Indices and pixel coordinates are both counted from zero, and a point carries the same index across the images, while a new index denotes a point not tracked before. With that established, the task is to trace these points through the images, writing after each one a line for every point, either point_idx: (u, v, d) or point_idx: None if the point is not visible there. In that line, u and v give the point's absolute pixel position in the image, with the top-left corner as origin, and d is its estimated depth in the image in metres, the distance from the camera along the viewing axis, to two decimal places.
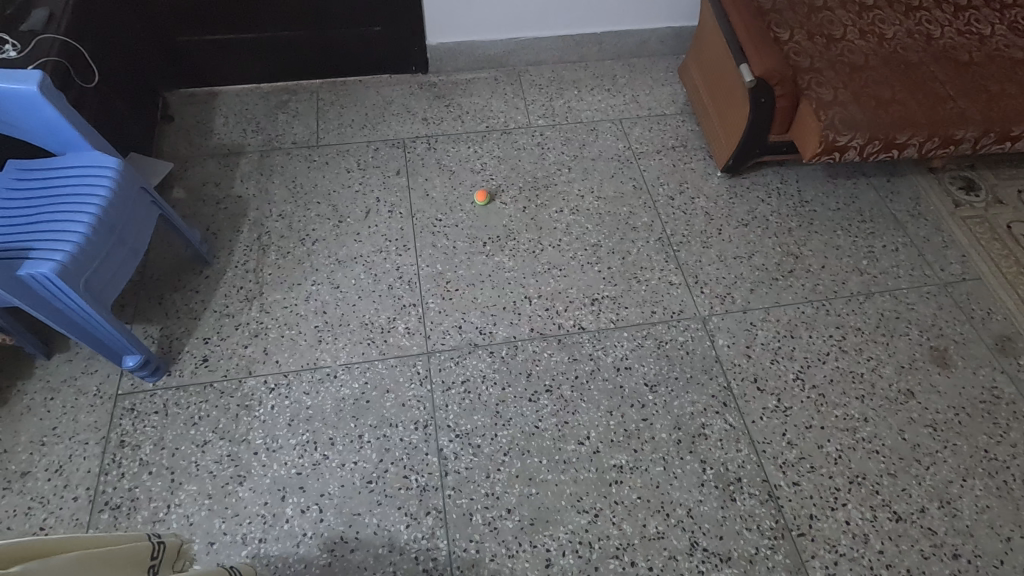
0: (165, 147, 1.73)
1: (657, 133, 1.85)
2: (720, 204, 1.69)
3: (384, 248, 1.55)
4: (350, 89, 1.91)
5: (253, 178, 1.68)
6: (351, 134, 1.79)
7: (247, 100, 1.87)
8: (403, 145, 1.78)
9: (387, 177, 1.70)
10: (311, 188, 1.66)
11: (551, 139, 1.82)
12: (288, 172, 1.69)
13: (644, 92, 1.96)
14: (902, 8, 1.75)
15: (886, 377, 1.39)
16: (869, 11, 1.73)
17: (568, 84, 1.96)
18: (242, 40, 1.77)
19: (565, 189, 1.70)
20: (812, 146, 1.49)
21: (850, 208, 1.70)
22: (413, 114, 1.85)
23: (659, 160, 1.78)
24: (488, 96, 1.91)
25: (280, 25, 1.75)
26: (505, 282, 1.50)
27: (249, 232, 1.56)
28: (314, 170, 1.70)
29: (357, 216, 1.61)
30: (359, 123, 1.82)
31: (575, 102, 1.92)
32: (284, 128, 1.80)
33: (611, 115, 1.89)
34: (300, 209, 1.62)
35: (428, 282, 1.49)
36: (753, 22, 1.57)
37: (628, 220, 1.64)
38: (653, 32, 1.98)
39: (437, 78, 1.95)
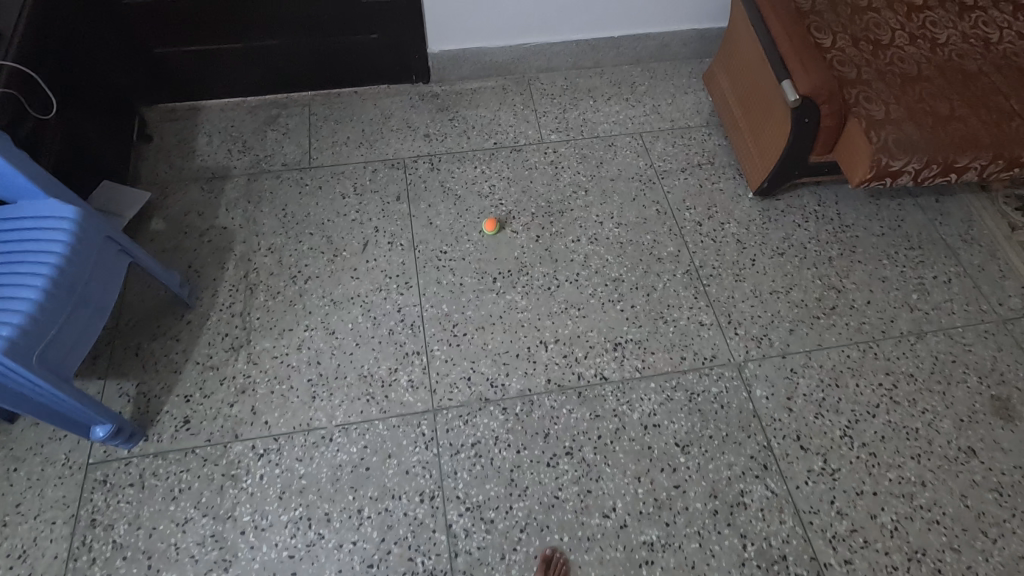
0: (142, 171, 1.57)
1: (682, 148, 1.69)
2: (753, 231, 1.53)
3: (384, 286, 1.40)
4: (345, 102, 1.75)
5: (239, 206, 1.52)
6: (345, 155, 1.63)
7: (233, 115, 1.71)
8: (404, 165, 1.62)
9: (387, 203, 1.55)
10: (302, 217, 1.51)
11: (565, 156, 1.66)
12: (277, 199, 1.54)
13: (666, 101, 1.79)
14: (956, 8, 1.57)
15: (944, 433, 1.25)
16: (919, 13, 1.56)
17: (583, 93, 1.80)
18: (224, 51, 1.60)
19: (582, 215, 1.54)
20: (862, 170, 1.33)
21: (896, 233, 1.54)
22: (415, 129, 1.69)
23: (684, 180, 1.62)
24: (496, 108, 1.75)
25: (267, 34, 1.59)
26: (518, 325, 1.36)
27: (235, 269, 1.42)
28: (306, 195, 1.55)
29: (354, 248, 1.46)
30: (355, 140, 1.66)
31: (591, 113, 1.76)
32: (273, 147, 1.64)
33: (630, 128, 1.73)
34: (290, 241, 1.47)
35: (433, 325, 1.35)
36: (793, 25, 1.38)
37: (652, 250, 1.49)
38: (676, 35, 1.80)
39: (440, 88, 1.79)
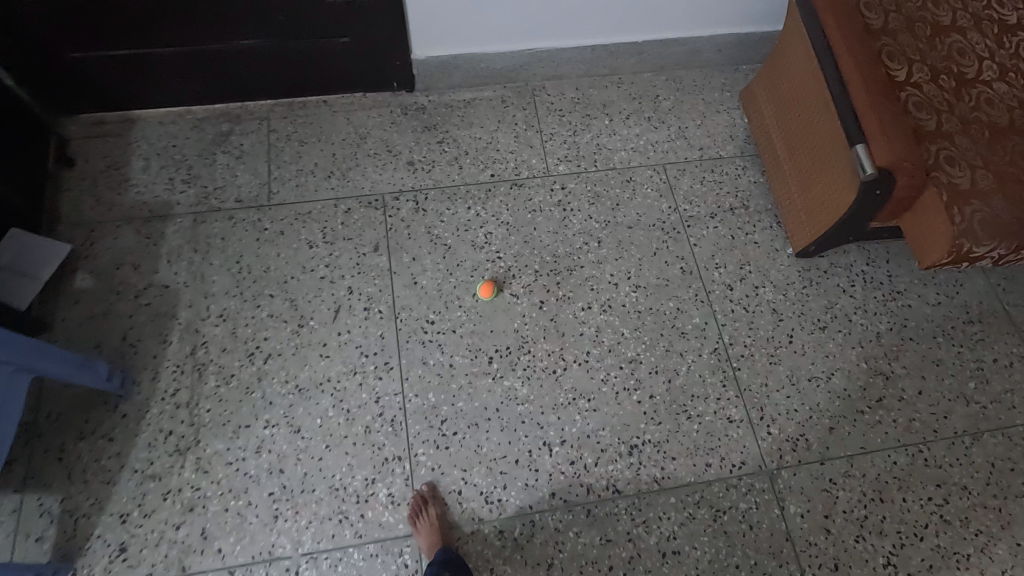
0: (62, 206, 1.29)
1: (712, 187, 1.44)
2: (791, 298, 1.32)
3: (360, 368, 1.18)
4: (311, 115, 1.45)
5: (184, 257, 1.26)
6: (313, 188, 1.36)
7: (175, 130, 1.40)
8: (383, 204, 1.35)
9: (362, 254, 1.29)
10: (261, 272, 1.26)
11: (574, 195, 1.40)
12: (230, 248, 1.28)
13: (695, 122, 1.51)
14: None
15: (997, 561, 1.10)
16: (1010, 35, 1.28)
17: (596, 109, 1.51)
18: (155, 54, 1.28)
19: (594, 273, 1.31)
20: (935, 253, 1.10)
21: (954, 303, 1.34)
22: (396, 155, 1.41)
23: (714, 230, 1.38)
24: (494, 128, 1.46)
25: (207, 36, 1.27)
26: (518, 421, 1.16)
27: (180, 344, 1.18)
28: (265, 243, 1.29)
29: (324, 317, 1.23)
30: (324, 169, 1.38)
31: (605, 137, 1.48)
32: (223, 176, 1.36)
33: (652, 158, 1.46)
34: (247, 306, 1.23)
35: (418, 421, 1.14)
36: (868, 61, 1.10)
37: (674, 322, 1.28)
38: (710, 40, 1.51)
39: (426, 99, 1.48)
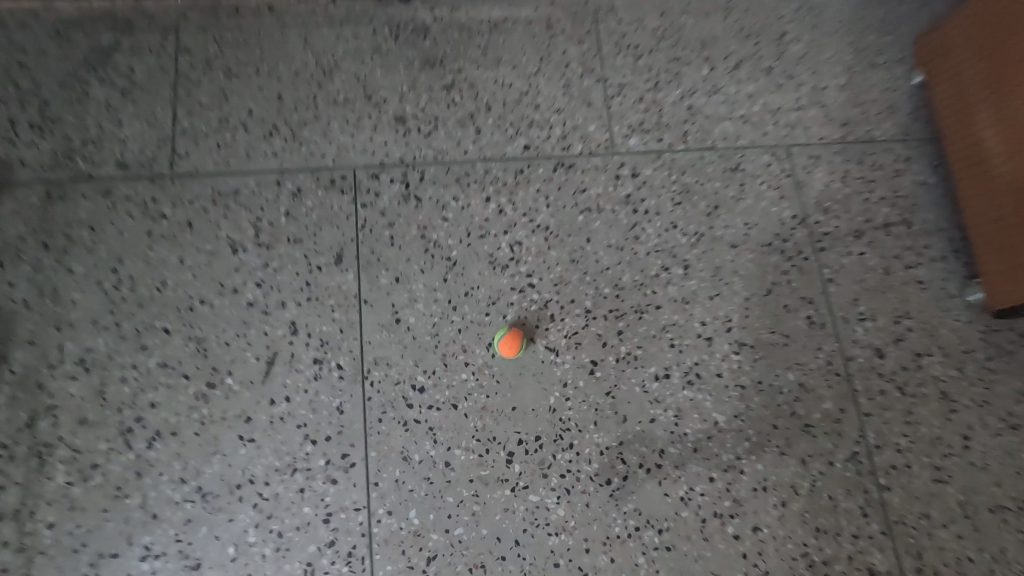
0: None
1: (860, 187, 0.93)
2: (972, 376, 0.86)
3: (304, 463, 0.75)
4: (246, 28, 0.92)
5: (27, 257, 0.79)
6: (242, 152, 0.86)
7: (24, 38, 0.87)
8: (354, 186, 0.86)
9: (316, 269, 0.82)
10: (151, 291, 0.79)
11: (651, 189, 0.90)
12: (103, 247, 0.80)
13: (838, 81, 0.99)
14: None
15: None
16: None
17: (691, 50, 0.98)
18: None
19: (676, 320, 0.85)
20: None
21: None
22: (379, 104, 0.90)
23: (861, 257, 0.90)
24: (532, 70, 0.94)
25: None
26: (548, 564, 0.74)
27: (12, 410, 0.73)
28: (160, 241, 0.81)
29: (249, 372, 0.77)
30: (261, 122, 0.87)
31: (702, 95, 0.96)
32: (99, 122, 0.85)
33: (771, 136, 0.95)
34: (125, 348, 0.77)
35: (391, 558, 0.73)
36: None
37: (793, 407, 0.83)
38: None
39: (429, 14, 0.95)
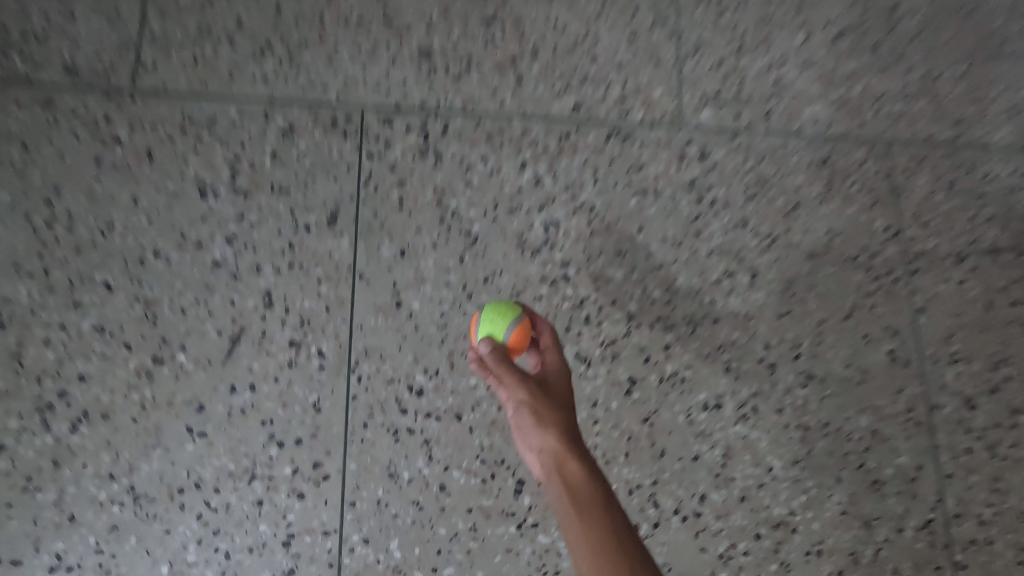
0: None
1: (965, 203, 0.78)
2: None
3: (266, 471, 0.60)
4: None
5: None
6: (223, 72, 0.68)
7: None
8: (358, 131, 0.69)
9: (303, 231, 0.66)
10: (94, 235, 0.63)
11: (722, 175, 0.74)
12: (38, 173, 0.64)
13: (953, 71, 0.82)
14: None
15: None
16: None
17: (790, 8, 0.80)
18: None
19: (735, 340, 0.70)
20: None
21: None
22: (400, 33, 0.72)
23: (959, 286, 0.75)
24: (593, 10, 0.76)
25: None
26: None
27: None
28: (111, 173, 0.64)
29: (206, 350, 0.62)
30: (251, 37, 0.70)
31: (792, 68, 0.79)
32: (47, 13, 0.67)
33: (868, 130, 0.79)
34: (53, 301, 0.61)
35: None
36: None
37: (863, 459, 0.69)
38: None
39: None
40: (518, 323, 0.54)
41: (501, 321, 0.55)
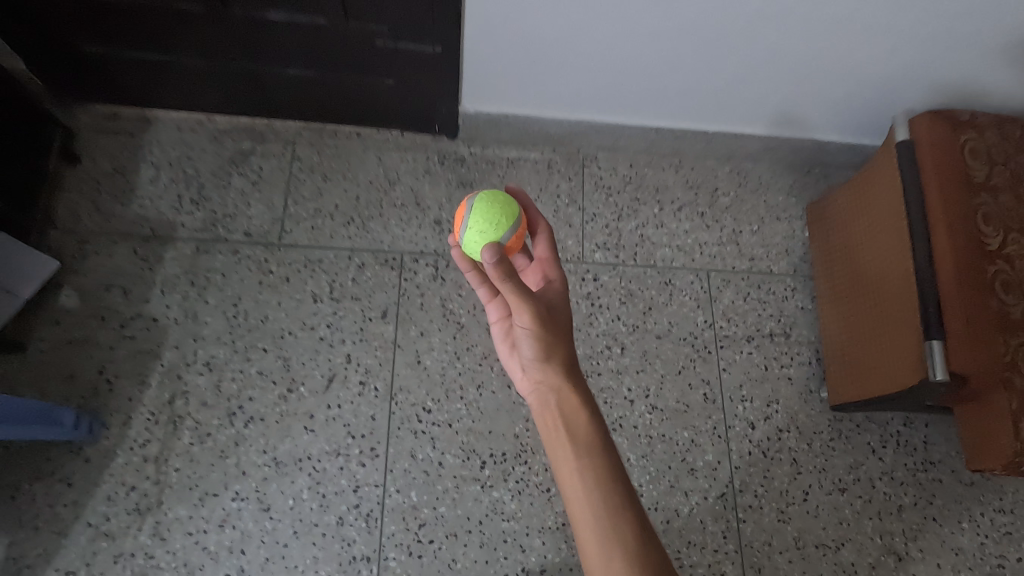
0: (56, 210, 1.19)
1: (755, 305, 1.31)
2: (815, 448, 1.22)
3: (345, 451, 1.11)
4: (341, 146, 1.33)
5: (179, 289, 1.17)
6: (328, 233, 1.25)
7: (192, 139, 1.29)
8: (400, 265, 1.25)
9: (368, 320, 1.20)
10: (257, 321, 1.17)
11: (606, 289, 1.28)
12: (229, 288, 1.19)
13: (750, 227, 1.38)
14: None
15: None
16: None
17: (648, 194, 1.37)
18: (166, 13, 1.09)
19: (611, 385, 1.21)
20: (985, 460, 1.00)
21: (986, 484, 1.24)
22: (424, 210, 1.30)
23: (749, 356, 1.27)
24: (534, 196, 1.34)
25: (228, 7, 1.07)
26: (499, 539, 1.09)
27: (159, 389, 1.10)
28: (267, 288, 1.20)
29: (315, 384, 1.14)
30: (343, 214, 1.27)
31: (651, 227, 1.35)
32: (236, 203, 1.26)
33: (696, 262, 1.33)
34: (236, 357, 1.14)
35: (395, 522, 1.08)
36: (965, 254, 0.98)
37: (686, 455, 1.18)
38: (786, 141, 1.36)
39: (467, 150, 1.36)
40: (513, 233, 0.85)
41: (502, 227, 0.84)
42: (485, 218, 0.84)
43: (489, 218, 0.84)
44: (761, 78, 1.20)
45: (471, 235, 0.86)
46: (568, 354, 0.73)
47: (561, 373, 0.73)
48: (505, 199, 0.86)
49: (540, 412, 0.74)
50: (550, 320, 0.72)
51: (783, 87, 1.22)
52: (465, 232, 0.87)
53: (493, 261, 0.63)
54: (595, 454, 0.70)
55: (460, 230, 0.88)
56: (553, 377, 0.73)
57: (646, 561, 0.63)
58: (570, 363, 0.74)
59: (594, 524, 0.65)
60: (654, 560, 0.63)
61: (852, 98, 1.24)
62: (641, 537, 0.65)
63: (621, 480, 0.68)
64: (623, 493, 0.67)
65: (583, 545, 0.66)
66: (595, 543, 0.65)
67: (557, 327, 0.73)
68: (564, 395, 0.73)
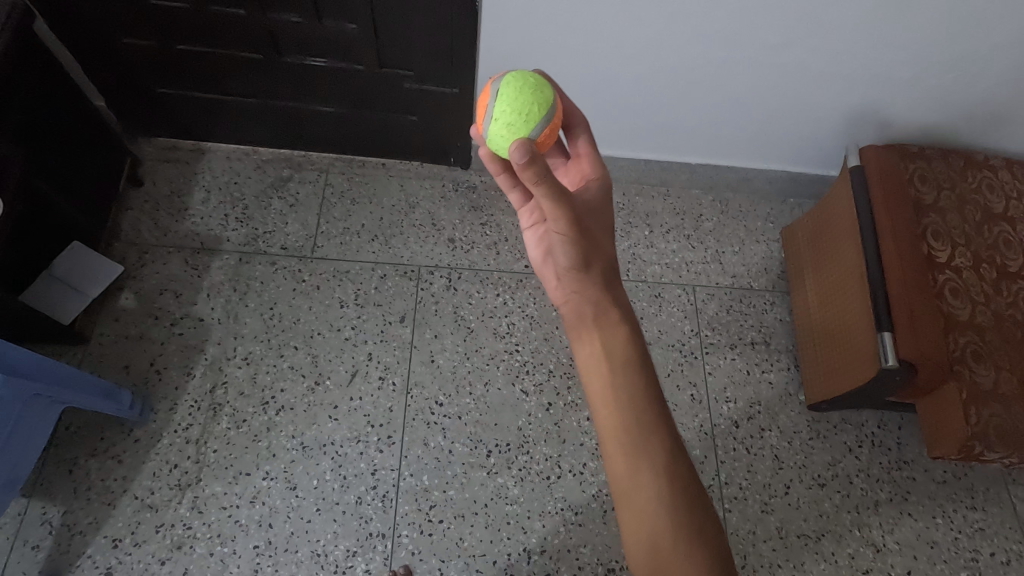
0: (121, 225, 1.38)
1: (737, 317, 1.45)
2: (795, 446, 1.33)
3: (364, 437, 1.23)
4: (368, 174, 1.51)
5: (223, 293, 1.33)
6: (354, 248, 1.42)
7: (239, 167, 1.49)
8: (418, 276, 1.40)
9: (388, 323, 1.34)
10: (290, 322, 1.32)
11: None
12: (266, 293, 1.34)
13: (732, 248, 1.53)
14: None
15: None
16: (975, 172, 1.29)
17: (639, 218, 1.54)
18: (226, 62, 1.28)
19: None
20: (943, 447, 1.11)
21: (958, 482, 1.32)
22: (440, 230, 1.46)
23: (732, 361, 1.40)
24: None
25: (282, 56, 1.26)
26: (503, 520, 1.19)
27: (202, 380, 1.24)
28: (300, 294, 1.35)
29: (340, 378, 1.28)
30: (369, 232, 1.44)
31: (642, 247, 1.50)
32: (275, 221, 1.43)
33: (683, 278, 1.48)
34: (270, 353, 1.29)
35: (408, 503, 1.18)
36: (909, 263, 1.15)
37: None
38: (761, 172, 1.53)
39: (478, 179, 1.54)
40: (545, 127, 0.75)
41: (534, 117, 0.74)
42: (512, 107, 0.74)
43: (518, 108, 0.74)
44: (735, 116, 1.38)
45: (497, 128, 0.76)
46: (604, 265, 0.74)
47: (596, 284, 0.74)
48: (538, 84, 0.75)
49: (573, 319, 0.76)
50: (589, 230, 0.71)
51: (756, 124, 1.40)
52: (489, 123, 0.77)
53: (523, 163, 0.58)
54: (629, 369, 0.72)
55: (484, 120, 0.77)
56: (587, 287, 0.74)
57: (667, 468, 0.69)
58: (608, 276, 0.74)
59: (622, 433, 0.70)
60: (677, 468, 0.69)
61: (817, 133, 1.41)
62: (667, 447, 0.70)
63: (653, 395, 0.71)
64: (654, 408, 0.71)
65: (610, 453, 0.70)
66: (623, 452, 0.69)
67: (593, 237, 0.72)
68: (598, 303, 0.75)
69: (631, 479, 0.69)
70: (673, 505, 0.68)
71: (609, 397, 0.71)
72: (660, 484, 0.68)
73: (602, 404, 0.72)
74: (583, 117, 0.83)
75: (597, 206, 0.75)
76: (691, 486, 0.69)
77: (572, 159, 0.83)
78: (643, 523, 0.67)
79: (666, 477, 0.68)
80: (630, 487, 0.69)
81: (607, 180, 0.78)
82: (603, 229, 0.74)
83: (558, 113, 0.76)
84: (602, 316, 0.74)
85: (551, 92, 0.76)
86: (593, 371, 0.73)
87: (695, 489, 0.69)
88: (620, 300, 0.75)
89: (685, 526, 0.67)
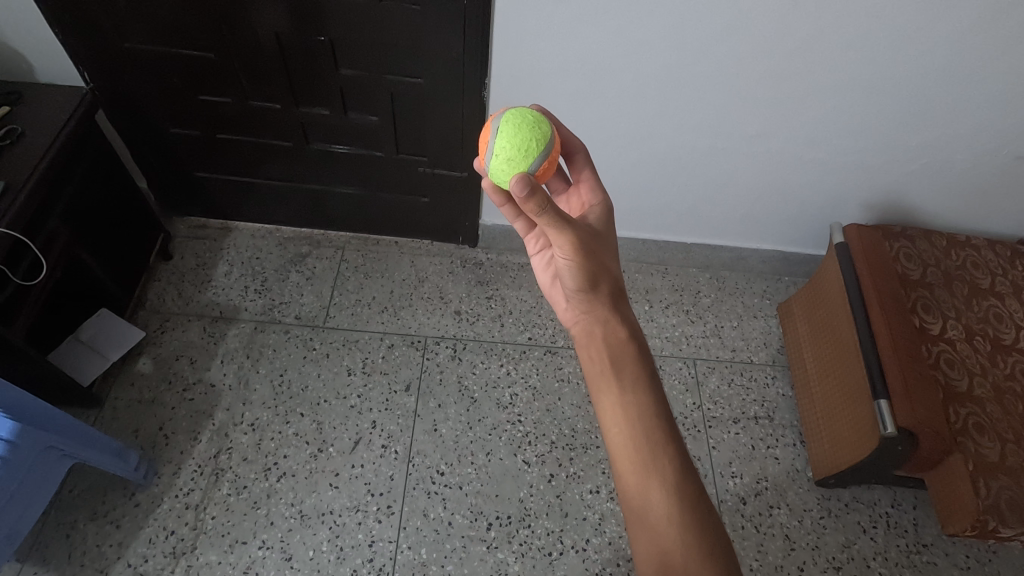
0: (147, 295, 1.46)
1: (738, 391, 1.46)
2: (806, 525, 1.28)
3: (363, 507, 1.22)
4: (382, 251, 1.61)
5: (236, 360, 1.38)
6: (364, 319, 1.48)
7: (262, 244, 1.59)
8: (424, 347, 1.45)
9: (393, 391, 1.37)
10: (298, 389, 1.35)
11: None
12: (278, 360, 1.39)
13: (730, 323, 1.57)
14: (1006, 252, 1.35)
15: None
16: (959, 250, 1.34)
17: (638, 294, 1.60)
18: (259, 149, 1.42)
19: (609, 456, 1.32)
20: (958, 523, 1.08)
21: (983, 569, 1.26)
22: (447, 302, 1.53)
23: (735, 436, 1.39)
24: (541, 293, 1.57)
25: (310, 143, 1.40)
26: None
27: (208, 444, 1.26)
28: (310, 361, 1.40)
29: (343, 445, 1.29)
30: (379, 304, 1.51)
31: (642, 321, 1.55)
32: (292, 293, 1.51)
33: (683, 351, 1.51)
34: (277, 418, 1.31)
35: None
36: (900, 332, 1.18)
37: None
38: (754, 251, 1.61)
39: (484, 255, 1.63)
40: (545, 160, 0.81)
41: (534, 148, 0.79)
42: (512, 143, 0.79)
43: (517, 143, 0.79)
44: (724, 199, 1.48)
45: (498, 163, 0.81)
46: (612, 286, 0.78)
47: (605, 305, 0.78)
48: (536, 120, 0.81)
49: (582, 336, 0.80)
50: (595, 252, 0.76)
51: (744, 206, 1.49)
52: (490, 157, 0.82)
53: (523, 196, 0.63)
54: (638, 385, 0.75)
55: (486, 155, 0.83)
56: (596, 308, 0.78)
57: (679, 485, 0.70)
58: (614, 295, 0.78)
59: (632, 451, 0.71)
60: (687, 483, 0.70)
61: (804, 215, 1.50)
62: (677, 464, 0.71)
63: (662, 410, 0.74)
64: (662, 425, 0.73)
65: (623, 471, 0.72)
66: (634, 467, 0.71)
67: (600, 259, 0.76)
68: (606, 323, 0.78)
69: (643, 497, 0.70)
70: (684, 519, 0.68)
71: (619, 413, 0.73)
72: (672, 502, 0.69)
73: (612, 420, 0.74)
74: (582, 146, 0.90)
75: (601, 229, 0.81)
76: (701, 502, 0.70)
77: (574, 187, 0.90)
78: (657, 539, 0.68)
79: (678, 494, 0.69)
80: (642, 502, 0.70)
81: (609, 206, 0.83)
82: (608, 252, 0.79)
83: (555, 147, 0.82)
84: (611, 334, 0.78)
85: (548, 128, 0.81)
86: (603, 389, 0.75)
87: (706, 504, 0.70)
88: (627, 319, 0.79)
89: (697, 540, 0.67)
